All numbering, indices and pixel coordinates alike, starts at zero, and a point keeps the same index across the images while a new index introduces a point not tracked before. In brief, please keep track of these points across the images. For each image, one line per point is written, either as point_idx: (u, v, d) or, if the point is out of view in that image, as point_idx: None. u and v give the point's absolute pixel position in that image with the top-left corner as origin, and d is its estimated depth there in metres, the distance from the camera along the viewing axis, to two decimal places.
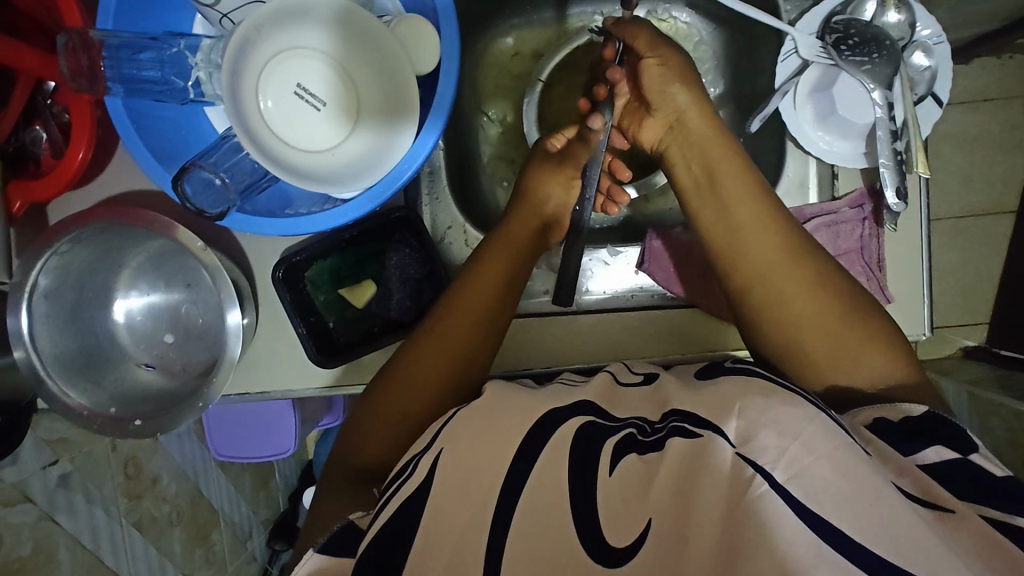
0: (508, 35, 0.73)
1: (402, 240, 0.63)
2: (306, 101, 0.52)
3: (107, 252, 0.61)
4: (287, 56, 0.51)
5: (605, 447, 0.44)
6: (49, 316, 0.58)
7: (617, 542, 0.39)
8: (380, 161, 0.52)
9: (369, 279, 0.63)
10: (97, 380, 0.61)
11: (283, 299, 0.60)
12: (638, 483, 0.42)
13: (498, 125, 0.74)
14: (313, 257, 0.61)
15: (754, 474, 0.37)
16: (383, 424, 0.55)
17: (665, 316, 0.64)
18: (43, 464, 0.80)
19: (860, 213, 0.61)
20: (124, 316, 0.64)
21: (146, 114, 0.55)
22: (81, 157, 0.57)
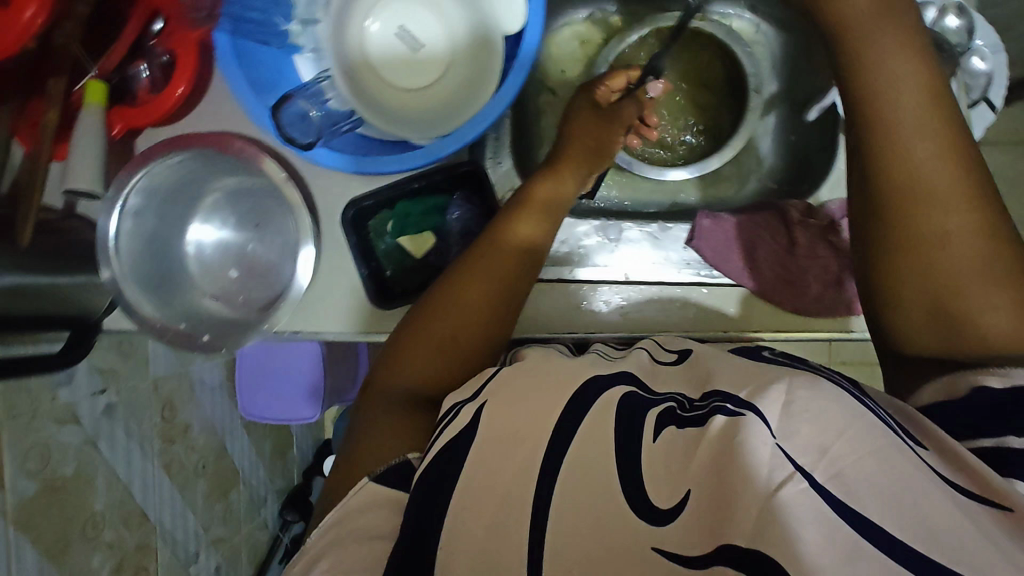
0: (577, 23, 0.78)
1: (464, 198, 0.67)
2: (404, 42, 0.59)
3: (191, 182, 0.65)
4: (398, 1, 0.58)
5: (646, 417, 0.44)
6: (132, 233, 0.62)
7: (660, 502, 0.39)
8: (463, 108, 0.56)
9: (429, 231, 0.67)
10: (167, 300, 0.64)
11: (350, 242, 0.64)
12: (683, 449, 0.41)
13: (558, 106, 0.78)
14: (379, 204, 0.64)
15: (795, 472, 0.36)
16: (402, 379, 0.56)
17: (713, 293, 0.65)
18: (93, 391, 0.83)
19: None
20: (194, 246, 0.67)
21: (249, 53, 0.58)
22: (180, 92, 0.62)
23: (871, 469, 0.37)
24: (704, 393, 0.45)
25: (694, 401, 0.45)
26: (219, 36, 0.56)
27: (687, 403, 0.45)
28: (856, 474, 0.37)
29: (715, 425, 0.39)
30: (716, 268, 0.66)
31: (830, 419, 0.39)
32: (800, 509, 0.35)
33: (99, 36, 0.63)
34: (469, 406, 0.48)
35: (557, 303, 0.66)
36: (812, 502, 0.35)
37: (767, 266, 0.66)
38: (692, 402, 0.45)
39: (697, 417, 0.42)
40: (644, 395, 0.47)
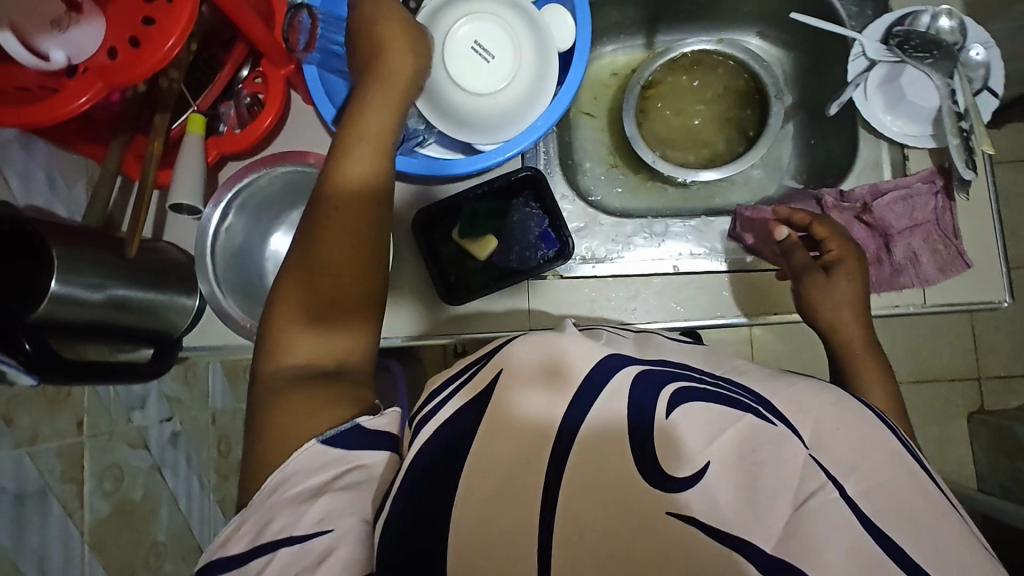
0: (606, 55, 0.87)
1: (524, 202, 0.73)
2: (479, 55, 0.62)
3: (275, 203, 0.72)
4: (476, 16, 0.63)
5: (661, 392, 0.40)
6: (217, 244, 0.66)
7: (677, 471, 0.37)
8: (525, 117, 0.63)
9: (491, 234, 0.71)
10: (252, 307, 0.69)
11: (421, 244, 0.69)
12: (702, 430, 0.39)
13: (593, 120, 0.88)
14: (446, 210, 0.70)
15: (827, 482, 0.37)
16: (287, 362, 0.50)
17: (759, 276, 0.70)
18: (161, 418, 0.86)
19: (932, 187, 0.68)
20: (272, 260, 0.72)
21: (331, 83, 0.68)
22: (268, 121, 0.70)
23: (903, 495, 0.38)
24: (749, 388, 0.44)
25: (718, 381, 0.44)
26: (307, 67, 0.66)
27: (711, 379, 0.44)
28: (895, 496, 0.38)
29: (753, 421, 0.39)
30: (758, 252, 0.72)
31: (859, 442, 0.40)
32: (835, 518, 0.35)
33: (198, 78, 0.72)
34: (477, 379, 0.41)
35: (615, 296, 0.71)
36: (841, 512, 0.36)
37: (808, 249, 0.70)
38: (716, 381, 0.43)
39: (726, 397, 0.41)
40: (677, 369, 0.44)
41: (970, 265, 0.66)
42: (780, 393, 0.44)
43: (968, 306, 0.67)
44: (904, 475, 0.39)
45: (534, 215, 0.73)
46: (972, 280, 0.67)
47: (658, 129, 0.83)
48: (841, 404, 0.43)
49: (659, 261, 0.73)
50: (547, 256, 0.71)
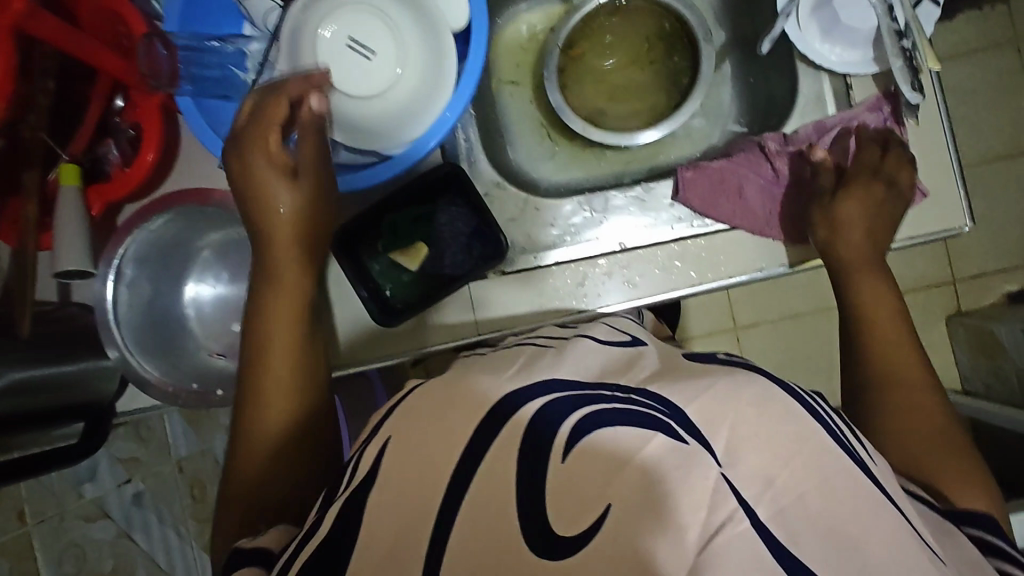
0: (521, 15, 0.80)
1: (449, 201, 0.67)
2: (357, 52, 0.56)
3: (180, 245, 0.64)
4: (346, 10, 0.56)
5: (556, 434, 0.36)
6: (121, 314, 0.61)
7: (565, 527, 0.33)
8: (433, 104, 0.56)
9: (421, 241, 0.68)
10: (175, 364, 0.63)
11: (344, 266, 0.63)
12: (600, 464, 0.35)
13: (518, 89, 0.81)
14: (364, 221, 0.65)
15: (737, 509, 0.35)
16: (241, 483, 0.53)
17: (711, 238, 0.65)
18: (118, 482, 0.88)
19: (880, 116, 0.65)
20: (192, 305, 0.67)
21: (212, 109, 0.60)
22: (150, 158, 0.62)
23: (819, 501, 0.37)
24: (669, 401, 0.39)
25: (632, 395, 0.40)
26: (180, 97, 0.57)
27: (624, 394, 0.40)
28: (811, 504, 0.37)
29: (666, 447, 0.36)
30: (707, 215, 0.66)
31: (784, 444, 0.38)
32: (745, 551, 0.33)
33: (66, 121, 0.63)
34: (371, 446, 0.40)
35: (563, 288, 0.65)
36: (752, 544, 0.33)
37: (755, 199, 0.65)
38: (629, 396, 0.40)
39: (638, 418, 0.37)
40: (583, 389, 0.40)
41: (926, 194, 0.63)
42: (699, 402, 0.40)
43: (929, 238, 0.64)
44: (820, 475, 0.38)
45: (461, 212, 0.67)
46: (930, 209, 0.63)
47: (584, 91, 0.76)
48: (762, 400, 0.40)
49: (603, 239, 0.67)
50: (477, 254, 0.66)
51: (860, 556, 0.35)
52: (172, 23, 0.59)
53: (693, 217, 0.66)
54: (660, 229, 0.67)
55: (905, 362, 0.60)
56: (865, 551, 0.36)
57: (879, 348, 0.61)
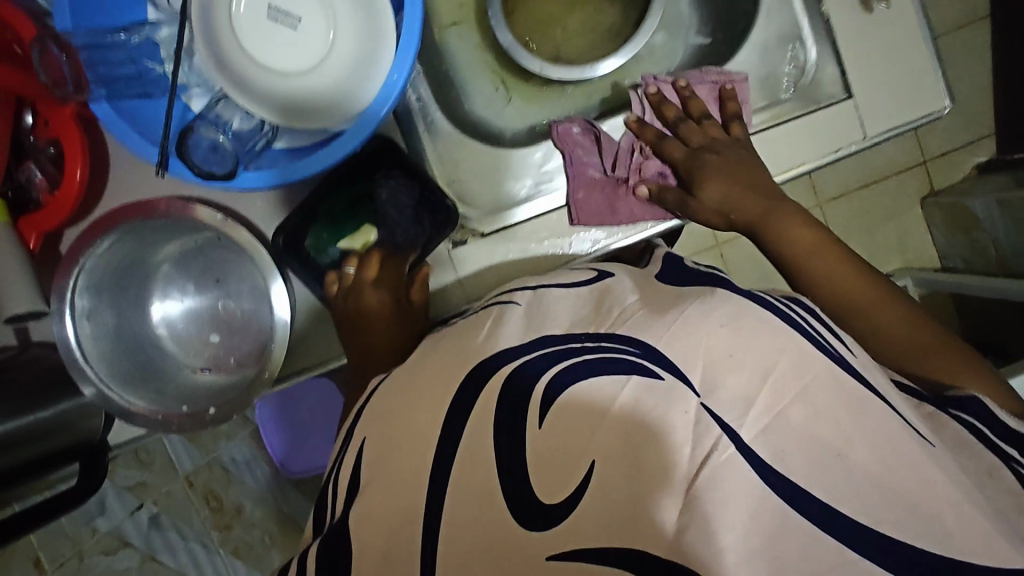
0: None
1: (387, 173, 0.62)
2: (280, 22, 0.51)
3: (134, 263, 0.61)
4: None
5: (533, 394, 0.38)
6: (89, 356, 0.57)
7: (550, 500, 0.35)
8: (376, 59, 0.51)
9: (368, 224, 0.63)
10: (160, 389, 0.60)
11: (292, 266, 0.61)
12: (579, 424, 0.37)
13: (462, 35, 0.76)
14: (300, 218, 0.61)
15: (721, 435, 0.35)
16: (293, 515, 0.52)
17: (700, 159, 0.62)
18: (130, 510, 0.93)
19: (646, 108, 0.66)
20: (163, 325, 0.64)
21: (136, 111, 0.53)
22: (79, 174, 0.56)
23: (802, 410, 0.37)
24: (632, 340, 0.40)
25: (603, 344, 0.40)
26: (95, 106, 0.51)
27: (594, 344, 0.41)
28: (800, 414, 0.37)
29: (628, 398, 0.37)
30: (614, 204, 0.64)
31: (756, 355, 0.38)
32: (730, 478, 0.34)
33: None
34: (350, 453, 0.44)
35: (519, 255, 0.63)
36: (736, 467, 0.34)
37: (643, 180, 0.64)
38: (599, 346, 0.40)
39: (611, 362, 0.38)
40: (561, 344, 0.41)
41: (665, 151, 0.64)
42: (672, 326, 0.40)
43: (911, 125, 0.63)
44: (806, 380, 0.38)
45: (401, 183, 0.62)
46: (905, 94, 0.62)
47: (534, 24, 0.69)
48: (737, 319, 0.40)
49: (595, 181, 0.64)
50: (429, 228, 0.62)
51: (844, 461, 0.35)
52: (62, 19, 0.52)
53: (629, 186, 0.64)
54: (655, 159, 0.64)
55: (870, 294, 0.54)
56: (847, 449, 0.36)
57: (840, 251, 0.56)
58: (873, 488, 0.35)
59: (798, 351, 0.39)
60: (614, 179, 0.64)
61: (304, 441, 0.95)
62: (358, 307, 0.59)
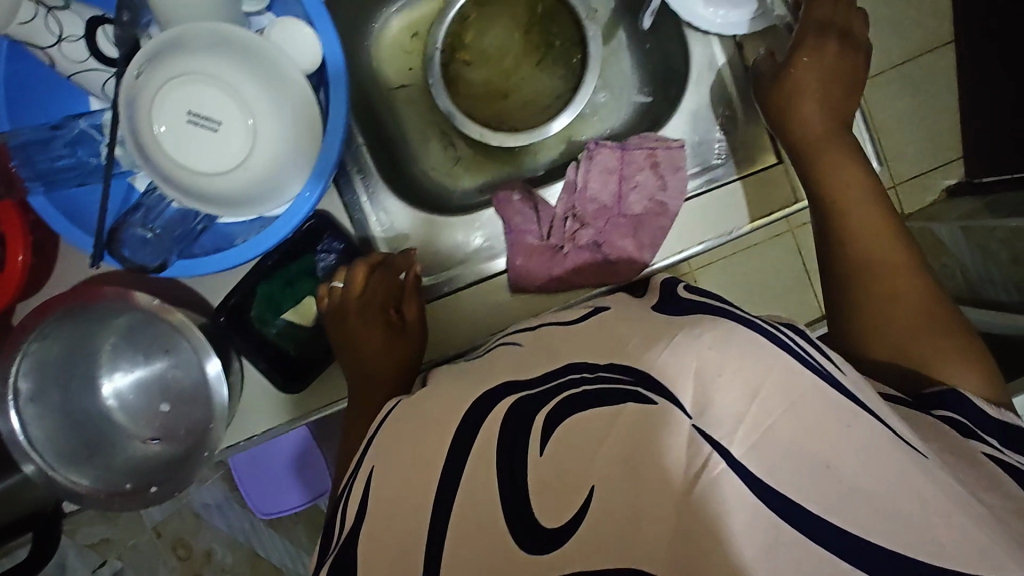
0: (394, 19, 0.75)
1: (326, 248, 0.65)
2: (200, 127, 0.50)
3: (79, 339, 0.61)
4: (171, 86, 0.49)
5: (533, 424, 0.39)
6: (33, 437, 0.59)
7: (549, 522, 0.35)
8: (301, 143, 0.52)
9: (308, 295, 0.65)
10: (106, 464, 0.61)
11: (234, 343, 0.62)
12: (580, 446, 0.36)
13: (411, 96, 0.76)
14: (245, 295, 0.63)
15: (711, 454, 0.34)
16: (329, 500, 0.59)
17: (654, 208, 0.63)
18: (93, 567, 0.97)
19: (614, 148, 0.66)
20: (114, 397, 0.64)
21: (76, 204, 0.54)
22: (20, 259, 0.57)
23: (789, 427, 0.35)
24: (618, 369, 0.40)
25: (600, 374, 0.41)
26: (34, 200, 0.52)
27: (592, 374, 0.41)
28: (783, 434, 0.35)
29: (629, 412, 0.36)
30: (556, 262, 0.65)
31: (751, 373, 0.37)
32: (727, 494, 0.33)
33: None
34: (359, 479, 0.46)
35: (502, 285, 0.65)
36: (727, 488, 0.33)
37: (590, 234, 0.65)
38: (596, 375, 0.40)
39: (605, 394, 0.38)
40: (560, 375, 0.42)
41: (623, 200, 0.65)
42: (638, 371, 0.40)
43: None
44: (794, 397, 0.36)
45: (340, 260, 0.65)
46: None
47: (477, 90, 0.71)
48: (722, 342, 0.39)
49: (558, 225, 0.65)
50: None
51: (835, 472, 0.34)
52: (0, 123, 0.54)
53: (578, 236, 0.65)
54: (601, 220, 0.66)
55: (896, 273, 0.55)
56: (834, 458, 0.34)
57: (862, 233, 0.56)
58: (862, 499, 0.33)
59: (784, 368, 0.37)
60: (552, 247, 0.65)
61: (279, 485, 0.96)
62: (347, 328, 0.61)
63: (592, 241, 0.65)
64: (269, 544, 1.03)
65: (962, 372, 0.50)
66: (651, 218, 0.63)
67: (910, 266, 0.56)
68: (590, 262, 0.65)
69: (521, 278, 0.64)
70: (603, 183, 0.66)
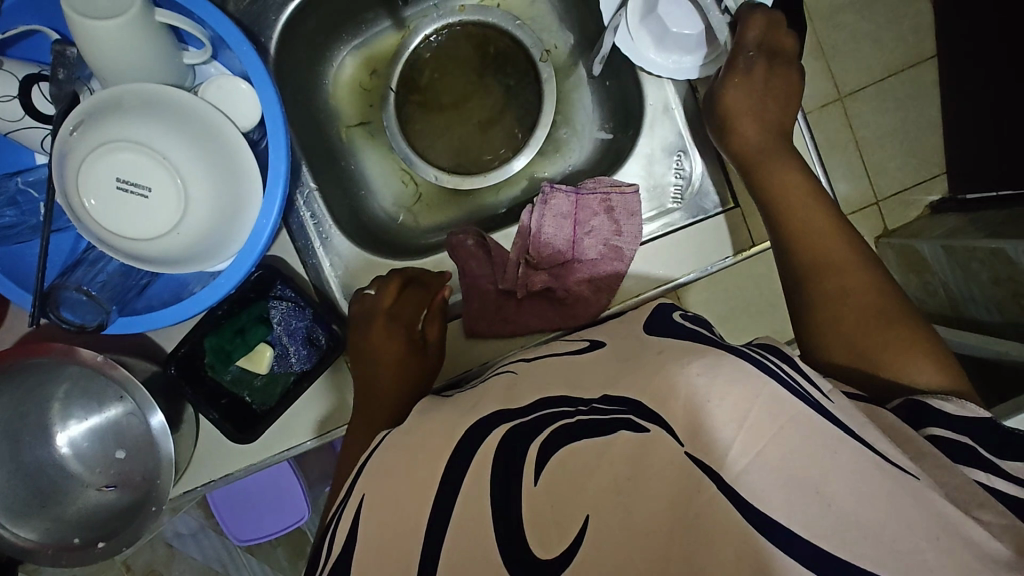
0: (349, 58, 0.73)
1: (280, 294, 0.64)
2: (131, 194, 0.47)
3: (28, 392, 0.61)
4: (99, 153, 0.47)
5: (527, 456, 0.37)
6: None
7: (543, 554, 0.33)
8: (244, 200, 0.52)
9: (262, 342, 0.64)
10: (57, 515, 0.62)
11: (185, 395, 0.61)
12: (575, 475, 0.34)
13: (369, 132, 0.75)
14: (197, 345, 0.62)
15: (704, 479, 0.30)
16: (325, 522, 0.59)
17: (611, 251, 0.63)
18: None
19: (567, 194, 0.65)
20: (68, 446, 0.64)
21: (16, 261, 0.54)
22: None
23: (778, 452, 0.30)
24: (610, 399, 0.38)
25: (595, 405, 0.38)
26: None
27: (589, 406, 0.39)
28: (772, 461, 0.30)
29: (621, 442, 0.33)
30: (512, 311, 0.64)
31: (734, 396, 0.32)
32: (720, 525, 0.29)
33: None
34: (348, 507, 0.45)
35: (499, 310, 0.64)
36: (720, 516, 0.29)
37: (546, 279, 0.65)
38: (591, 406, 0.38)
39: (596, 424, 0.36)
40: (555, 408, 0.40)
41: (581, 247, 0.65)
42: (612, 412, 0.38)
43: None
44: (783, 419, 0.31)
45: (292, 306, 0.64)
46: None
47: (434, 136, 0.74)
48: (712, 366, 0.35)
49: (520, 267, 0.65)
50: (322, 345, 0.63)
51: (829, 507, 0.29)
52: None
53: (537, 279, 0.65)
54: (560, 264, 0.65)
55: (852, 273, 0.53)
56: (826, 485, 0.30)
57: (820, 237, 0.55)
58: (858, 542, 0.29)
59: (771, 396, 0.32)
60: (506, 293, 0.64)
61: (260, 514, 0.96)
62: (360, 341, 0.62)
63: (550, 287, 0.65)
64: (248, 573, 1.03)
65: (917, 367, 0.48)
66: (604, 264, 0.63)
67: (861, 264, 0.54)
68: (548, 308, 0.64)
69: (476, 324, 0.64)
70: (559, 228, 0.65)
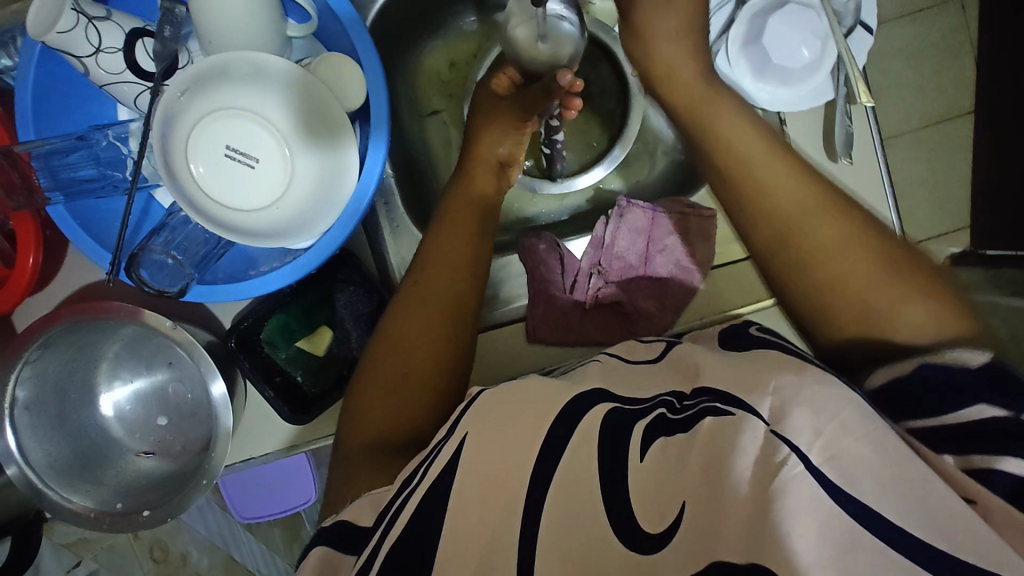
0: (434, 49, 0.74)
1: (346, 279, 0.63)
2: (239, 162, 0.48)
3: (79, 349, 0.59)
4: (210, 120, 0.47)
5: (631, 433, 0.37)
6: (25, 452, 0.57)
7: (650, 527, 0.33)
8: (340, 180, 0.50)
9: (323, 325, 0.64)
10: (98, 480, 0.60)
11: (242, 367, 0.60)
12: (674, 465, 0.34)
13: (441, 122, 0.74)
14: (259, 320, 0.61)
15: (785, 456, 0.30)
16: (362, 427, 0.49)
17: (682, 270, 0.64)
18: (66, 566, 0.95)
19: (647, 208, 0.66)
20: (111, 409, 0.62)
21: (92, 216, 0.53)
22: (31, 261, 0.52)
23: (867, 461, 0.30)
24: (706, 389, 0.37)
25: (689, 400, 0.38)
26: (52, 209, 0.50)
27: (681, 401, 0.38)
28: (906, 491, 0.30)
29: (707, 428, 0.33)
30: (581, 321, 0.64)
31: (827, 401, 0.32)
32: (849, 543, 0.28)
33: None
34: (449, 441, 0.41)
35: (575, 316, 0.64)
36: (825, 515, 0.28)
37: (616, 296, 0.65)
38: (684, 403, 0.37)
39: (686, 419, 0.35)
40: (639, 402, 0.40)
41: (653, 263, 0.65)
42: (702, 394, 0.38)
43: None
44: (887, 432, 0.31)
45: (361, 291, 0.63)
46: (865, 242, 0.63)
47: None
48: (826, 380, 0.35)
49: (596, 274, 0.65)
50: None
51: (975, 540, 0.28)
52: (24, 132, 0.52)
53: (606, 290, 0.65)
54: (628, 279, 0.65)
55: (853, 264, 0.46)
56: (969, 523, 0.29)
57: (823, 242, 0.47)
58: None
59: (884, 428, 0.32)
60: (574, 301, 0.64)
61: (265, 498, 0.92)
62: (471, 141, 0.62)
63: (624, 304, 0.65)
64: (247, 553, 1.01)
65: (898, 297, 0.44)
66: (677, 282, 0.64)
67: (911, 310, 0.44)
68: (615, 324, 0.64)
69: (543, 327, 0.63)
70: (634, 241, 0.66)
